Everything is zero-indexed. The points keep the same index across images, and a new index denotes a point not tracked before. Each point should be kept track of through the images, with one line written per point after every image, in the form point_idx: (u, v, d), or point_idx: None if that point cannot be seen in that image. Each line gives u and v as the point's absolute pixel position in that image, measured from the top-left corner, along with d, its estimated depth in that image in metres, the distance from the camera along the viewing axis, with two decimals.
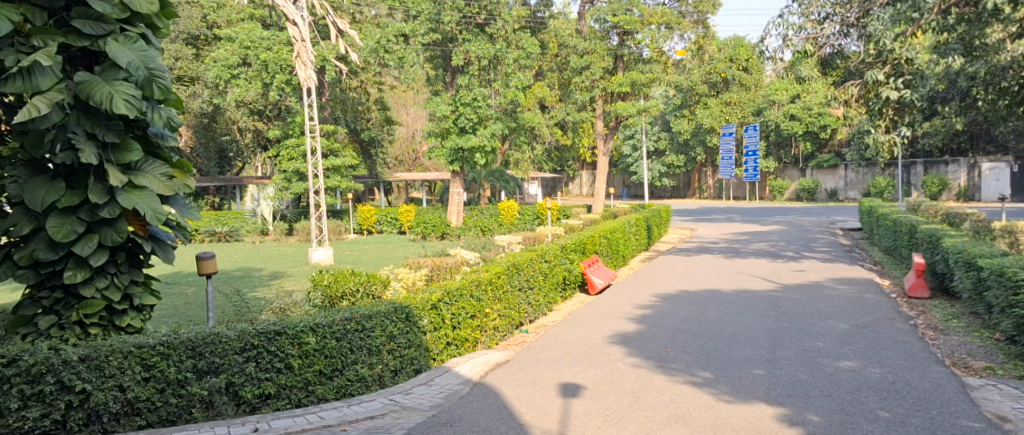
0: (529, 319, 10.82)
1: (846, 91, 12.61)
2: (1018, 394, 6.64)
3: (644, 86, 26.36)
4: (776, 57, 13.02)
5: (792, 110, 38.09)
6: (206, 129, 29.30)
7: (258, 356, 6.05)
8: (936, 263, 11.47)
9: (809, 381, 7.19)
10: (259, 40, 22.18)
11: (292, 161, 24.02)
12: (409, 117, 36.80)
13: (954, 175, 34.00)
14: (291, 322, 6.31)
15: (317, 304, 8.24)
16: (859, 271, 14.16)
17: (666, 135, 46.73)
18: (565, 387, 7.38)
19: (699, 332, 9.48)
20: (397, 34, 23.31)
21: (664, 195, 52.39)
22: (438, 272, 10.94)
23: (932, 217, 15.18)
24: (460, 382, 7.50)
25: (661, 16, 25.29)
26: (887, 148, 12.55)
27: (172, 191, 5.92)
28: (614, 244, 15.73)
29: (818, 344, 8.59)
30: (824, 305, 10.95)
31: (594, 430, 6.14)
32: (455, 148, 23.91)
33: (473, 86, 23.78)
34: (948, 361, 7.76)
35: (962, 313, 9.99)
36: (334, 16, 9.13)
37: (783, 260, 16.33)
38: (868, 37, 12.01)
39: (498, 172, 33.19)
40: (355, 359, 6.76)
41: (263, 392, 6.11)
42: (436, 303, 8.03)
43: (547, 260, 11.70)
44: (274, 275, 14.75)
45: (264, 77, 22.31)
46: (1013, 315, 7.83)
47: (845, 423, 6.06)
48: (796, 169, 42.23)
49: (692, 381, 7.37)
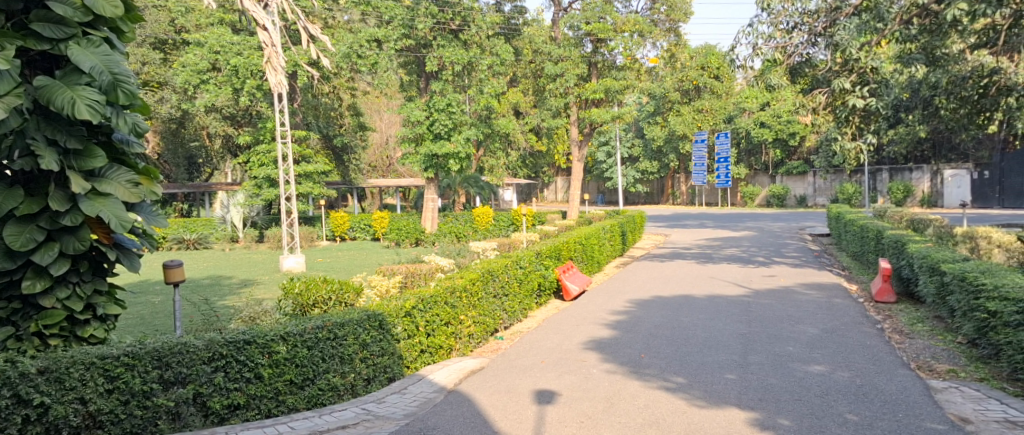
0: (504, 325, 10.80)
1: (814, 99, 12.76)
2: (979, 395, 6.77)
3: (618, 93, 26.56)
4: (746, 66, 13.19)
5: (763, 118, 38.62)
6: (174, 134, 28.90)
7: (226, 365, 6.00)
8: (902, 268, 11.67)
9: (780, 386, 7.26)
10: (229, 45, 21.98)
11: (263, 167, 23.84)
12: (383, 122, 36.68)
13: (918, 181, 34.83)
14: (260, 331, 6.28)
15: (288, 312, 8.14)
16: (828, 276, 14.38)
17: (639, 141, 47.06)
18: (539, 393, 7.38)
19: (672, 337, 9.54)
20: (370, 40, 23.23)
21: (638, 201, 52.75)
22: (412, 279, 10.90)
23: (898, 224, 15.47)
24: (434, 390, 7.47)
25: (634, 24, 25.63)
26: (853, 155, 12.77)
27: (138, 198, 5.82)
28: (589, 250, 15.79)
29: (788, 349, 8.69)
30: (794, 309, 11.08)
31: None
32: (430, 154, 23.85)
33: (447, 92, 23.80)
34: (914, 365, 7.89)
35: (927, 317, 10.17)
36: (306, 22, 9.05)
37: (754, 265, 16.52)
38: (835, 46, 12.17)
39: (473, 179, 33.21)
40: (327, 367, 6.74)
41: (232, 402, 6.04)
42: (410, 310, 8.00)
43: (522, 266, 11.71)
44: (244, 283, 14.57)
45: (234, 82, 22.14)
46: (975, 318, 8.00)
47: (815, 426, 6.13)
48: (767, 176, 42.74)
49: (666, 386, 7.41)
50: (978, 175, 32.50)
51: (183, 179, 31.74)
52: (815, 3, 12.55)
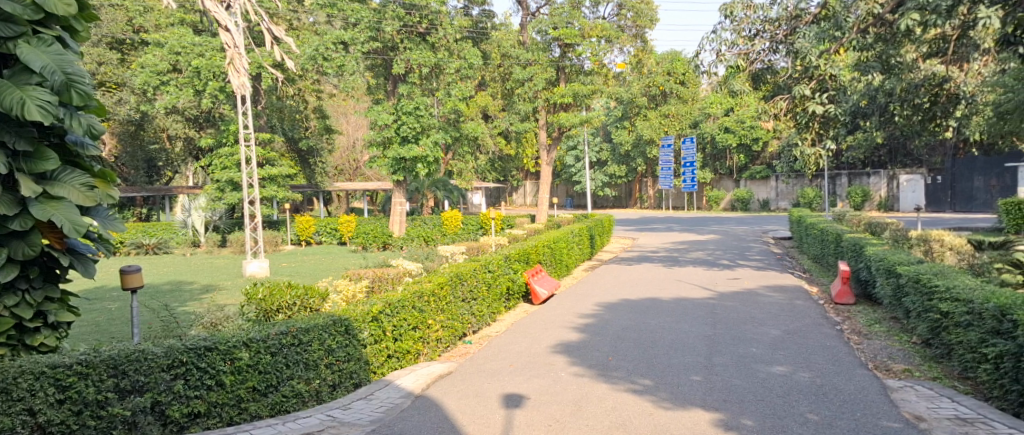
0: (472, 329, 10.77)
1: (775, 105, 13.00)
2: (933, 394, 6.92)
3: (586, 97, 26.70)
4: (710, 72, 13.36)
5: (727, 123, 39.21)
6: (132, 137, 28.31)
7: (186, 373, 5.90)
8: (861, 270, 11.91)
9: (743, 386, 7.34)
10: (191, 46, 21.68)
11: (225, 170, 23.53)
12: (350, 125, 36.43)
13: (875, 186, 35.50)
14: (222, 337, 6.20)
15: (251, 318, 8.00)
16: (790, 279, 14.62)
17: (608, 146, 47.30)
18: (507, 397, 7.37)
19: (639, 340, 9.60)
20: (337, 42, 23.04)
21: (605, 204, 53.09)
22: (379, 284, 10.79)
23: (856, 227, 15.78)
24: (401, 395, 7.40)
25: (601, 30, 25.76)
26: (814, 160, 13.00)
27: (93, 202, 5.68)
28: (557, 254, 15.82)
29: (751, 350, 8.79)
30: (757, 311, 11.24)
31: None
32: (397, 157, 23.65)
33: (414, 95, 23.66)
34: (871, 365, 8.04)
35: (884, 318, 10.38)
36: (270, 24, 8.90)
37: (718, 268, 16.71)
38: (795, 54, 12.39)
39: (441, 183, 33.09)
40: (291, 374, 6.66)
41: (193, 410, 5.91)
42: (376, 315, 7.92)
43: (490, 270, 11.67)
44: (206, 289, 14.30)
45: (196, 83, 21.79)
46: (928, 319, 8.18)
47: (777, 426, 6.21)
48: (731, 180, 43.33)
49: (633, 389, 7.45)
50: (932, 180, 33.31)
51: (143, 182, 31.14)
52: (776, 11, 12.79)
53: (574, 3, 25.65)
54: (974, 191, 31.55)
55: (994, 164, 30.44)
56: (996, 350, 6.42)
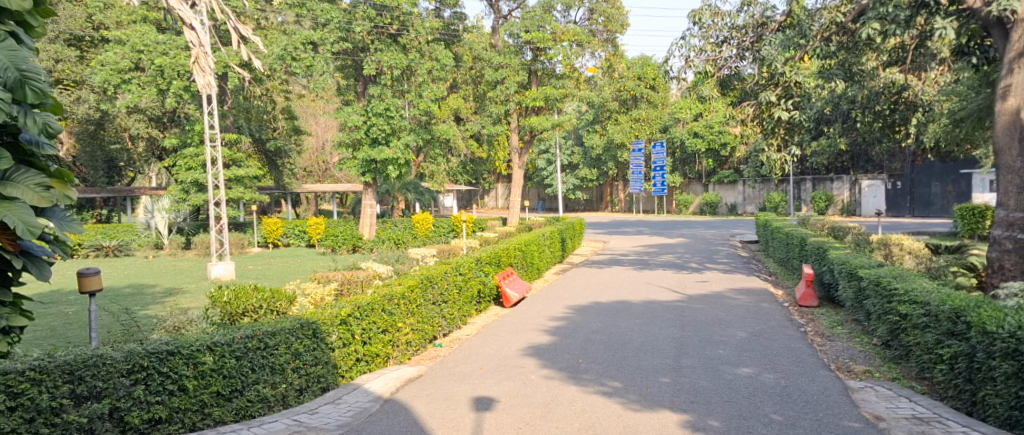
0: (442, 332, 10.72)
1: (742, 111, 13.22)
2: (892, 394, 7.04)
3: (558, 101, 26.75)
4: (679, 78, 13.47)
5: (696, 128, 39.58)
6: (92, 136, 27.67)
7: (147, 378, 5.79)
8: (824, 273, 12.08)
9: (710, 388, 7.40)
10: (154, 44, 21.32)
11: (190, 171, 23.15)
12: (319, 127, 36.09)
13: (838, 191, 36.11)
14: (185, 341, 6.11)
15: (216, 321, 7.83)
16: (756, 282, 14.79)
17: (579, 149, 47.43)
18: (477, 400, 7.33)
19: (609, 342, 9.63)
20: (305, 42, 22.87)
21: (577, 208, 53.29)
22: (349, 286, 10.69)
23: (820, 231, 16.04)
24: (369, 399, 7.32)
25: (572, 34, 25.87)
26: (779, 166, 13.21)
27: (48, 203, 5.54)
28: (529, 257, 15.80)
29: (718, 352, 8.85)
30: (725, 314, 11.34)
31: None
32: (368, 159, 23.47)
33: (385, 96, 23.47)
34: (834, 366, 8.16)
35: (846, 320, 10.55)
36: (237, 22, 8.74)
37: (687, 271, 16.84)
38: (762, 61, 12.60)
39: (412, 185, 32.93)
40: (257, 378, 6.56)
41: (153, 416, 5.80)
42: (345, 318, 7.84)
43: (461, 272, 11.61)
44: (168, 292, 14.05)
45: (159, 82, 21.45)
46: (888, 320, 8.33)
47: (742, 426, 6.27)
48: (700, 185, 43.76)
49: (602, 391, 7.46)
50: (892, 185, 34.00)
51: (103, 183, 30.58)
52: (743, 18, 12.91)
53: (546, 7, 25.71)
54: (932, 197, 32.16)
55: (950, 169, 31.16)
56: (952, 350, 6.55)
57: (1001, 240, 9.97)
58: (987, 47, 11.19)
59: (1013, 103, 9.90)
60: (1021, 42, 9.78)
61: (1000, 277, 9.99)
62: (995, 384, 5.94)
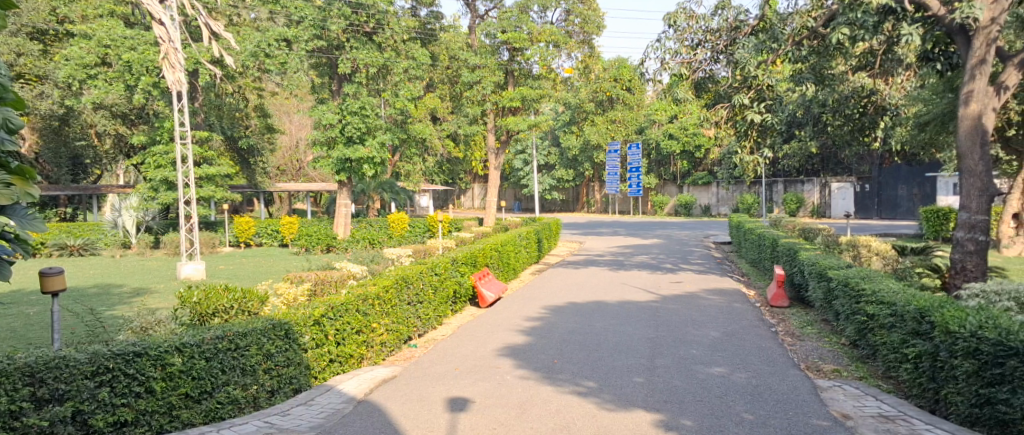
0: (418, 332, 10.65)
1: (716, 114, 13.36)
2: (859, 393, 7.12)
3: (535, 102, 26.75)
4: (654, 79, 13.52)
5: (671, 130, 39.83)
6: (56, 132, 27.10)
7: (113, 380, 5.69)
8: (795, 274, 12.20)
9: (684, 388, 7.42)
10: (121, 39, 20.98)
11: (160, 169, 22.78)
12: (293, 125, 35.79)
13: (808, 193, 36.49)
14: (153, 343, 6.01)
15: (185, 322, 7.69)
16: (729, 282, 14.92)
17: (556, 150, 47.49)
18: (452, 401, 7.28)
19: (584, 342, 9.64)
20: (279, 39, 22.60)
21: (553, 208, 53.40)
22: (322, 286, 10.57)
23: (791, 232, 16.24)
24: (342, 400, 7.25)
25: (550, 34, 25.89)
26: (752, 168, 13.36)
27: (8, 201, 5.31)
28: (504, 257, 15.76)
29: (691, 352, 8.90)
30: (698, 314, 11.40)
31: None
32: (343, 158, 23.24)
33: (360, 95, 23.33)
34: (803, 365, 8.23)
35: (815, 320, 10.68)
36: (208, 18, 8.55)
37: (661, 272, 16.93)
38: (735, 64, 12.74)
39: (388, 185, 32.77)
40: (227, 379, 6.48)
41: (119, 419, 5.69)
42: (319, 319, 7.75)
43: (437, 273, 11.54)
44: (136, 292, 13.81)
45: (127, 78, 21.10)
46: (856, 321, 8.43)
47: (714, 426, 6.30)
48: (675, 186, 44.08)
49: (578, 391, 7.46)
50: (860, 188, 34.52)
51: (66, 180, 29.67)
52: (717, 22, 13.01)
53: (523, 8, 25.68)
54: (898, 199, 32.63)
55: (916, 173, 31.64)
56: (916, 349, 6.63)
57: (963, 242, 10.13)
58: (951, 53, 11.39)
59: (975, 109, 10.08)
60: (982, 50, 10.03)
61: (962, 278, 10.14)
62: (957, 382, 6.04)
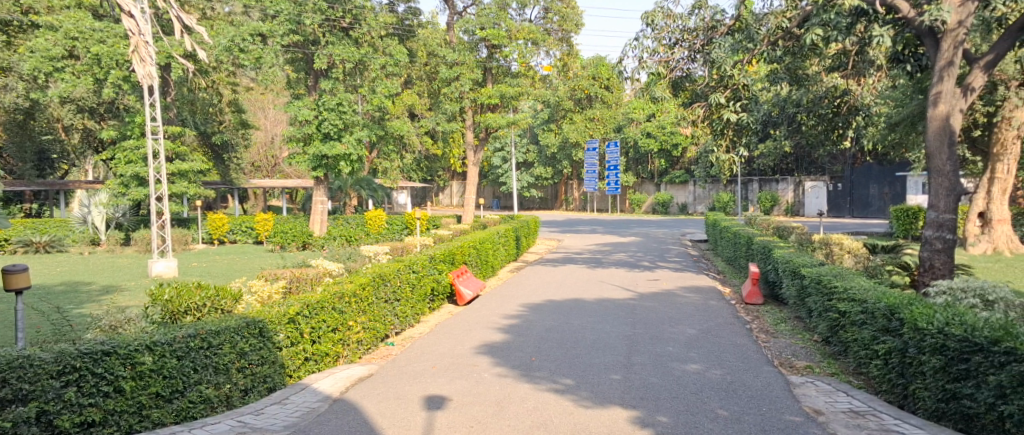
0: (395, 331, 10.55)
1: (693, 113, 13.42)
2: (830, 388, 7.18)
3: (513, 99, 26.74)
4: (633, 78, 13.54)
5: (649, 129, 40.02)
6: (22, 127, 26.56)
7: (80, 379, 5.59)
8: (770, 271, 12.29)
9: (660, 384, 7.44)
10: (90, 31, 20.63)
11: (130, 164, 22.41)
12: (268, 120, 35.37)
13: (783, 192, 36.77)
14: (122, 341, 5.91)
15: (156, 320, 7.52)
16: (705, 280, 15.01)
17: (535, 147, 47.52)
18: (429, 399, 7.23)
19: (561, 340, 9.63)
20: (254, 33, 22.27)
21: (532, 206, 53.51)
22: (298, 284, 10.44)
23: (766, 230, 16.39)
24: (318, 399, 7.16)
25: (528, 32, 25.87)
26: (728, 167, 13.45)
27: None
28: (483, 255, 15.70)
29: (668, 349, 8.93)
30: (675, 312, 11.45)
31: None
32: (319, 154, 23.04)
33: (337, 91, 23.14)
34: (777, 362, 8.29)
35: (789, 317, 10.77)
36: (179, 11, 8.37)
37: (639, 269, 17.00)
38: (711, 63, 12.78)
39: (365, 182, 32.58)
40: (199, 378, 6.36)
41: (86, 419, 5.58)
42: (294, 316, 7.66)
43: (414, 270, 11.45)
44: (105, 290, 13.57)
45: (96, 71, 20.77)
46: (828, 318, 8.50)
47: (689, 422, 6.31)
48: (652, 184, 44.32)
49: (555, 388, 7.44)
50: (833, 187, 34.90)
51: (30, 176, 29.36)
52: (694, 21, 13.04)
53: (501, 4, 25.65)
54: (870, 198, 33.22)
55: (887, 172, 32.29)
56: (886, 346, 6.69)
57: (931, 240, 10.25)
58: (920, 55, 11.55)
59: (943, 110, 10.21)
60: (950, 52, 10.17)
61: (930, 276, 10.28)
62: (924, 378, 6.11)
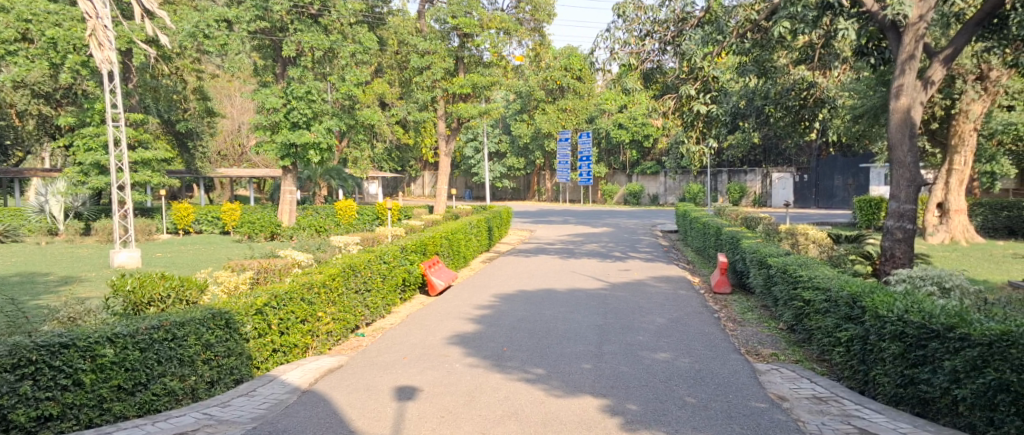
0: (365, 322, 10.43)
1: (664, 104, 13.43)
2: (795, 375, 7.25)
3: (485, 89, 26.58)
4: (604, 69, 13.53)
5: (620, 120, 40.18)
6: None
7: (36, 373, 5.44)
8: (737, 261, 12.40)
9: (630, 373, 7.44)
10: (45, 14, 20.05)
11: (90, 152, 21.84)
12: (235, 108, 34.86)
13: (751, 183, 37.18)
14: (82, 333, 5.75)
15: (118, 312, 7.32)
16: (675, 270, 15.11)
17: (507, 137, 47.42)
18: (399, 390, 7.15)
19: (533, 330, 9.60)
20: (219, 19, 21.80)
21: (504, 197, 53.49)
22: (265, 275, 10.25)
23: (734, 221, 16.54)
24: (286, 391, 7.04)
25: (499, 21, 25.69)
26: (698, 157, 13.52)
27: None
28: (455, 245, 15.60)
29: (638, 338, 8.95)
30: (645, 301, 11.49)
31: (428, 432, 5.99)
32: (287, 143, 22.68)
33: (306, 79, 22.80)
34: (743, 350, 8.35)
35: (756, 306, 10.86)
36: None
37: (610, 260, 17.05)
38: (682, 55, 12.78)
39: (335, 171, 32.26)
40: (163, 370, 6.21)
41: (42, 414, 5.44)
42: (261, 308, 7.52)
43: (385, 261, 11.33)
44: (63, 281, 13.24)
45: (52, 55, 20.22)
46: (793, 306, 8.59)
47: (658, 409, 6.32)
48: (624, 175, 44.58)
49: (526, 378, 7.40)
50: (800, 178, 35.46)
51: None
52: (665, 13, 13.01)
53: None
54: (834, 189, 33.58)
55: (852, 164, 32.61)
56: (848, 333, 6.75)
57: (892, 230, 10.39)
58: (883, 49, 11.72)
59: (905, 102, 10.34)
60: (911, 46, 10.28)
61: (891, 265, 10.42)
62: (885, 364, 6.18)
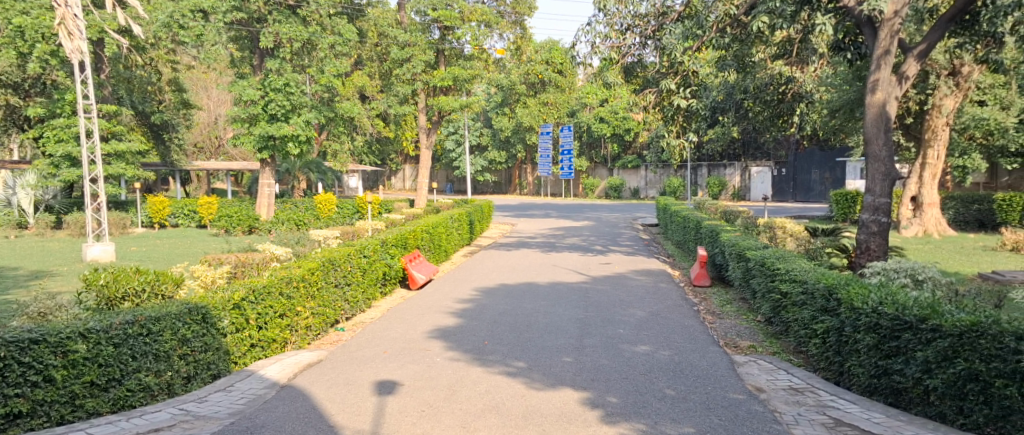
0: (345, 316, 10.33)
1: (644, 98, 13.42)
2: (773, 367, 7.27)
3: (466, 82, 26.46)
4: (585, 63, 13.50)
5: (602, 114, 40.25)
6: None
7: (5, 368, 5.31)
8: (716, 254, 12.44)
9: (610, 366, 7.43)
10: (11, 2, 19.65)
11: (60, 143, 21.43)
12: (212, 100, 34.42)
13: (730, 177, 37.54)
14: (54, 328, 5.62)
15: (91, 307, 7.16)
16: (655, 263, 15.14)
17: (488, 131, 47.30)
18: (379, 384, 7.08)
19: (514, 323, 9.56)
20: (194, 10, 21.47)
21: (485, 190, 53.39)
22: (243, 269, 10.11)
23: (714, 214, 16.61)
24: (264, 386, 6.95)
25: (480, 14, 25.56)
26: (678, 151, 13.52)
27: None
28: (436, 239, 15.52)
29: (619, 331, 8.94)
30: (625, 294, 11.49)
31: (407, 426, 5.93)
32: (265, 135, 22.38)
33: (283, 71, 22.54)
34: (722, 342, 8.37)
35: (735, 299, 10.91)
36: None
37: (591, 253, 17.05)
38: (662, 49, 12.78)
39: (314, 165, 32.03)
40: (138, 366, 6.09)
41: (11, 411, 5.33)
42: (239, 302, 7.40)
43: (366, 255, 11.22)
44: (33, 276, 13.00)
45: (19, 45, 19.82)
46: (771, 299, 8.62)
47: (638, 402, 6.31)
48: (605, 169, 44.63)
49: (507, 372, 7.36)
50: (778, 172, 35.67)
51: None
52: (645, 7, 12.97)
53: None
54: (811, 183, 33.93)
55: (828, 158, 32.91)
56: (825, 325, 6.77)
57: (867, 223, 10.48)
58: (860, 43, 11.81)
59: (880, 97, 10.40)
60: (886, 41, 10.34)
61: (866, 257, 10.50)
62: (859, 355, 6.20)
